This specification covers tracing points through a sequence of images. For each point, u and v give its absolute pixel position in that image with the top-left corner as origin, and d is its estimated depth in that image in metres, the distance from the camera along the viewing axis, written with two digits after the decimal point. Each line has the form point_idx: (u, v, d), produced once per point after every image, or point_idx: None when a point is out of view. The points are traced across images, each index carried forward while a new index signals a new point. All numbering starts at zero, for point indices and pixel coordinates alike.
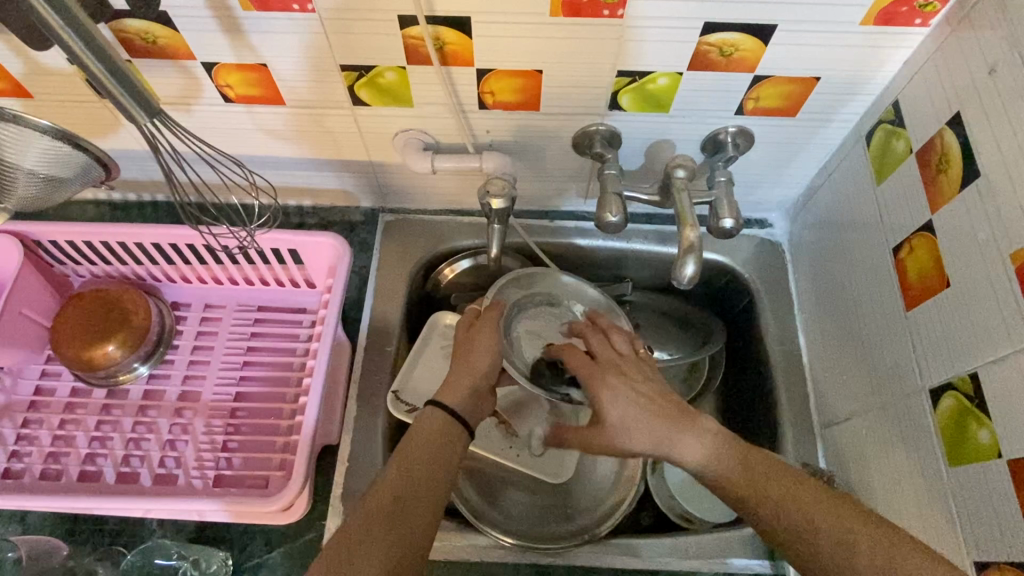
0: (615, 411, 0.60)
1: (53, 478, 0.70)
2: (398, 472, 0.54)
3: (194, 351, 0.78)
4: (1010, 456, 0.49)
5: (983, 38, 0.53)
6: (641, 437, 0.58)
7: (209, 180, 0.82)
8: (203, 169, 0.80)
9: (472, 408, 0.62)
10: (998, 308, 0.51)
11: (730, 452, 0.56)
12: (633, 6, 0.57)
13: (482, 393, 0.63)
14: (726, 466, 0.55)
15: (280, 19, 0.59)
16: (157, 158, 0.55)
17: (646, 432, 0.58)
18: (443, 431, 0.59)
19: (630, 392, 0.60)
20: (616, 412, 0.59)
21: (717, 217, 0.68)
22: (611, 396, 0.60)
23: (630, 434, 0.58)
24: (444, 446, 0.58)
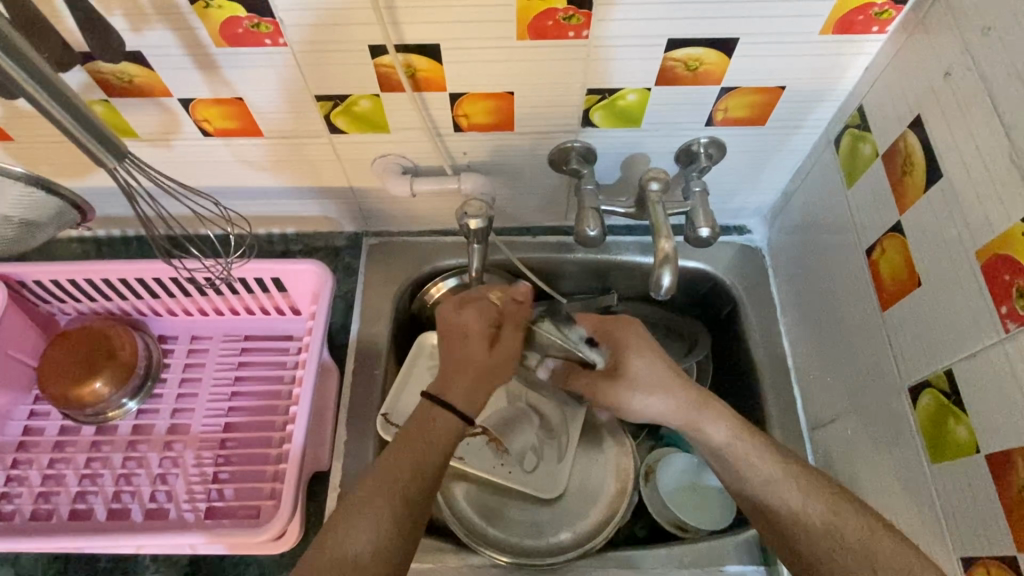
0: (639, 367, 0.68)
1: (44, 519, 0.69)
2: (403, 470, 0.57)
3: (182, 383, 0.78)
4: (988, 451, 0.50)
5: (937, 43, 0.55)
6: (667, 395, 0.67)
7: (180, 215, 0.83)
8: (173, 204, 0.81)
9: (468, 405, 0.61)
10: (967, 305, 0.52)
11: (755, 448, 0.63)
12: (597, 27, 0.58)
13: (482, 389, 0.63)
14: (748, 461, 0.63)
15: (253, 54, 0.60)
16: (134, 207, 0.56)
17: (676, 390, 0.67)
18: (452, 433, 0.60)
19: (651, 354, 0.68)
20: (640, 364, 0.68)
21: (694, 226, 0.69)
22: (635, 355, 0.68)
23: (646, 386, 0.67)
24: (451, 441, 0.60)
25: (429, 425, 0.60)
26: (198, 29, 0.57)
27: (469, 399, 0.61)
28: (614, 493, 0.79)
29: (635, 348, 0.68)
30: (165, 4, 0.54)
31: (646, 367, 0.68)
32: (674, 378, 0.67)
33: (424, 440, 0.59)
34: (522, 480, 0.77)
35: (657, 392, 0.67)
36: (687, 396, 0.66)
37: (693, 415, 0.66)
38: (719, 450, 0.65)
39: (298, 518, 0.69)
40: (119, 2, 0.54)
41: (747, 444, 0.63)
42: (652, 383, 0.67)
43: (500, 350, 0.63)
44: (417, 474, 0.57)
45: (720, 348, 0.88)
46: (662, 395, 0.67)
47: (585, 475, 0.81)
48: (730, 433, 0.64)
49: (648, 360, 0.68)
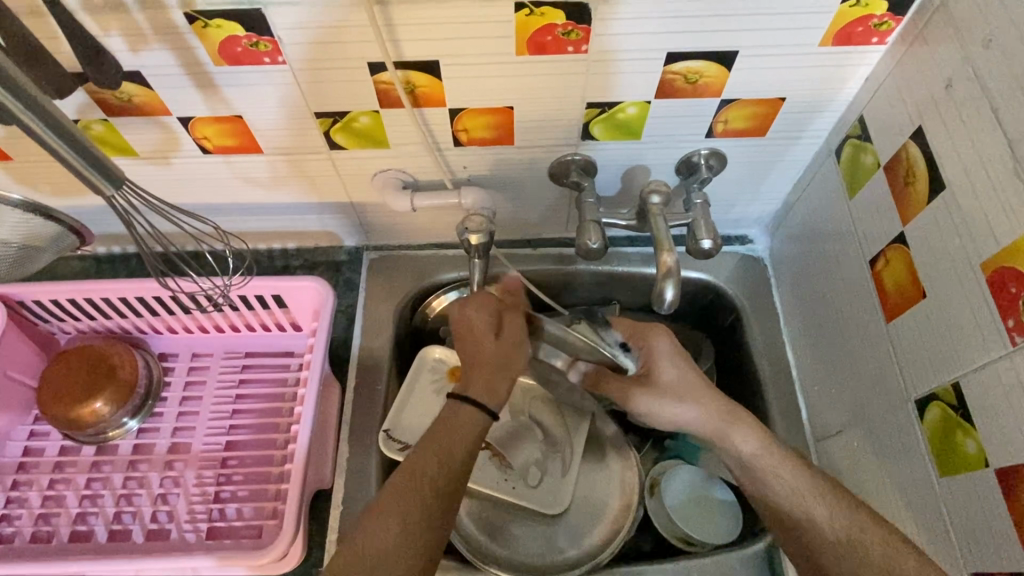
0: (668, 373, 0.68)
1: (44, 541, 0.69)
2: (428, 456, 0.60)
3: (183, 402, 0.78)
4: (997, 465, 0.49)
5: (938, 55, 0.54)
6: (697, 404, 0.66)
7: (167, 232, 0.82)
8: (162, 221, 0.80)
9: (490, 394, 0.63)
10: (973, 317, 0.51)
11: (782, 463, 0.62)
12: (596, 41, 0.58)
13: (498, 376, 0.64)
14: (775, 471, 0.62)
15: (252, 72, 0.60)
16: (130, 230, 0.56)
17: (707, 399, 0.66)
18: (480, 424, 0.62)
19: (680, 360, 0.68)
20: (671, 372, 0.68)
21: (696, 238, 0.69)
22: (663, 360, 0.68)
23: (675, 393, 0.67)
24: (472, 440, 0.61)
25: (458, 427, 0.61)
26: (197, 48, 0.57)
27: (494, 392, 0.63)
28: (619, 508, 0.78)
29: (664, 353, 0.69)
30: (163, 24, 0.54)
31: (676, 371, 0.68)
32: (702, 386, 0.67)
33: (451, 446, 0.60)
34: (526, 496, 0.77)
35: (686, 400, 0.67)
36: (717, 406, 0.66)
37: (721, 425, 0.65)
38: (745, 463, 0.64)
39: (300, 538, 0.68)
40: (118, 23, 0.54)
41: (776, 458, 0.63)
42: (684, 393, 0.67)
43: (506, 340, 0.65)
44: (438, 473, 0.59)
45: (723, 359, 0.87)
46: (693, 404, 0.66)
47: (590, 489, 0.80)
48: (757, 446, 0.63)
49: (679, 368, 0.68)
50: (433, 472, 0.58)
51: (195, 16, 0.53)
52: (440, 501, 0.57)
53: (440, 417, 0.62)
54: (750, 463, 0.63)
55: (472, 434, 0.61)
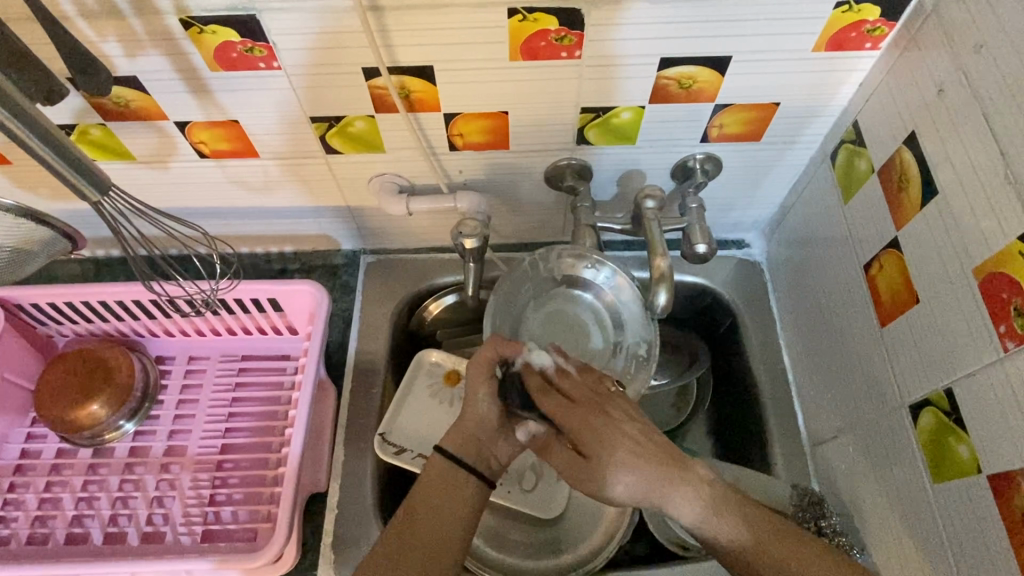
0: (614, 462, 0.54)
1: (40, 543, 0.69)
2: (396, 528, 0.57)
3: (179, 405, 0.78)
4: (989, 471, 0.49)
5: (930, 60, 0.55)
6: (638, 479, 0.54)
7: (151, 235, 0.83)
8: (147, 225, 0.81)
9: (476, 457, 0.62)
10: (966, 324, 0.51)
11: (733, 512, 0.53)
12: (590, 46, 0.58)
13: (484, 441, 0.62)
14: (721, 528, 0.53)
15: (248, 77, 0.60)
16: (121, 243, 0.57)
17: (642, 452, 0.54)
18: (448, 479, 0.60)
19: (634, 452, 0.54)
20: (620, 464, 0.54)
21: (690, 242, 0.69)
22: (613, 449, 0.54)
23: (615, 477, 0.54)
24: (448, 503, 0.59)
25: (428, 487, 0.60)
26: (192, 54, 0.57)
27: (466, 446, 0.62)
28: (614, 513, 0.78)
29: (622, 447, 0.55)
30: (158, 29, 0.55)
31: (619, 432, 0.55)
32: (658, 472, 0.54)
33: (416, 515, 0.58)
34: (520, 500, 0.77)
35: (616, 452, 0.54)
36: (656, 462, 0.54)
37: (660, 488, 0.54)
38: (694, 524, 0.54)
39: (294, 540, 0.68)
40: (114, 29, 0.55)
41: (725, 504, 0.53)
42: (620, 473, 0.54)
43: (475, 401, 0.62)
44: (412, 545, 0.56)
45: (720, 363, 0.87)
46: (631, 464, 0.54)
47: (585, 494, 0.80)
48: (701, 505, 0.54)
49: (627, 456, 0.54)
50: (400, 540, 0.57)
51: (190, 22, 0.54)
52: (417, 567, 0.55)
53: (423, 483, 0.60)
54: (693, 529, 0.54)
55: (440, 496, 0.60)
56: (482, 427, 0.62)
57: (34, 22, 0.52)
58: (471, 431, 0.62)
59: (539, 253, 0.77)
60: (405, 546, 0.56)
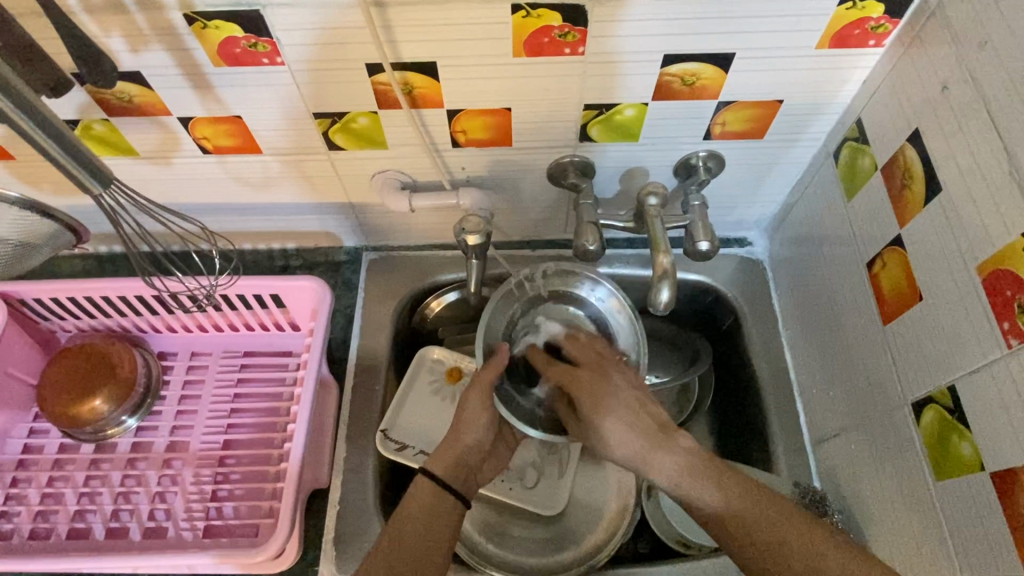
0: (606, 422, 0.61)
1: (42, 538, 0.69)
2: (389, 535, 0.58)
3: (182, 400, 0.78)
4: (992, 468, 0.49)
5: (934, 57, 0.54)
6: (626, 440, 0.61)
7: (154, 232, 0.83)
8: (149, 221, 0.81)
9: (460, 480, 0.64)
10: (969, 321, 0.51)
11: (708, 472, 0.59)
12: (593, 43, 0.58)
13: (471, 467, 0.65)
14: (699, 489, 0.59)
15: (251, 73, 0.60)
16: (115, 228, 0.56)
17: (634, 415, 0.61)
18: (434, 502, 0.61)
19: (625, 414, 0.61)
20: (610, 423, 0.61)
21: (693, 240, 0.69)
22: (606, 410, 0.61)
23: (607, 439, 0.61)
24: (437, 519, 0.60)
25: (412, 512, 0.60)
26: (196, 49, 0.57)
27: (454, 471, 0.63)
28: (616, 510, 0.78)
29: (613, 410, 0.61)
30: (163, 25, 0.55)
31: (613, 397, 0.62)
32: (644, 434, 0.60)
33: (404, 535, 0.58)
34: (522, 497, 0.77)
35: (613, 409, 0.61)
36: (647, 424, 0.61)
37: (647, 446, 0.60)
38: (674, 481, 0.59)
39: (297, 535, 0.68)
40: (118, 24, 0.55)
41: (710, 470, 0.59)
42: (610, 435, 0.61)
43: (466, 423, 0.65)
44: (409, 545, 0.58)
45: (722, 361, 0.87)
46: (621, 424, 0.61)
47: (587, 491, 0.80)
48: (682, 461, 0.59)
49: (617, 418, 0.61)
50: (391, 562, 0.56)
51: (194, 17, 0.54)
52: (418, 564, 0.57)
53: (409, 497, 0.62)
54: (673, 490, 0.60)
55: (427, 517, 0.60)
56: (471, 454, 0.65)
57: (46, 17, 0.52)
58: (459, 457, 0.64)
59: (528, 271, 0.72)
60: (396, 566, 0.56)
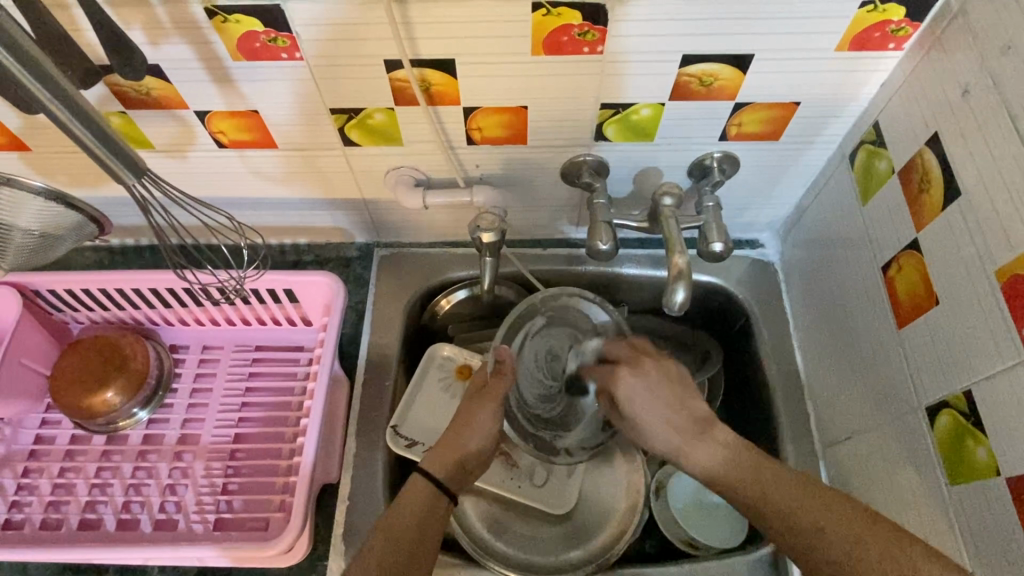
0: (645, 409, 0.63)
1: (53, 528, 0.69)
2: (384, 532, 0.58)
3: (193, 393, 0.78)
4: (1008, 473, 0.49)
5: (955, 61, 0.54)
6: (666, 426, 0.62)
7: (189, 225, 0.83)
8: (185, 215, 0.81)
9: (457, 480, 0.64)
10: (987, 327, 0.51)
11: (744, 463, 0.59)
12: (612, 42, 0.58)
13: (470, 469, 0.65)
14: (741, 479, 0.58)
15: (268, 67, 0.60)
16: (146, 216, 0.55)
17: (673, 410, 0.62)
18: (432, 502, 0.61)
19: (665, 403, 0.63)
20: (648, 414, 0.63)
21: (707, 241, 0.69)
22: (645, 402, 0.63)
23: (650, 430, 0.63)
24: (432, 514, 0.60)
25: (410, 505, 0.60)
26: (215, 42, 0.57)
27: (452, 471, 0.63)
28: (625, 509, 0.78)
29: (650, 400, 0.63)
30: (183, 18, 0.55)
31: (658, 389, 0.63)
32: (686, 424, 0.62)
33: (400, 530, 0.58)
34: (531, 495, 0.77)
35: (654, 400, 0.63)
36: (685, 418, 0.62)
37: (685, 439, 0.61)
38: (712, 475, 0.60)
39: (307, 530, 0.68)
40: (138, 16, 0.55)
41: (748, 465, 0.59)
42: (645, 423, 0.63)
43: (471, 420, 0.66)
44: (404, 539, 0.57)
45: (731, 363, 0.87)
46: (660, 411, 0.63)
47: (596, 490, 0.80)
48: (721, 457, 0.60)
49: (655, 408, 0.63)
50: (385, 558, 0.56)
51: (214, 11, 0.54)
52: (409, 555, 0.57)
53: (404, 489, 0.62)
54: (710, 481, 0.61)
55: (423, 512, 0.60)
56: (472, 457, 0.65)
57: (77, 8, 0.52)
58: (459, 460, 0.64)
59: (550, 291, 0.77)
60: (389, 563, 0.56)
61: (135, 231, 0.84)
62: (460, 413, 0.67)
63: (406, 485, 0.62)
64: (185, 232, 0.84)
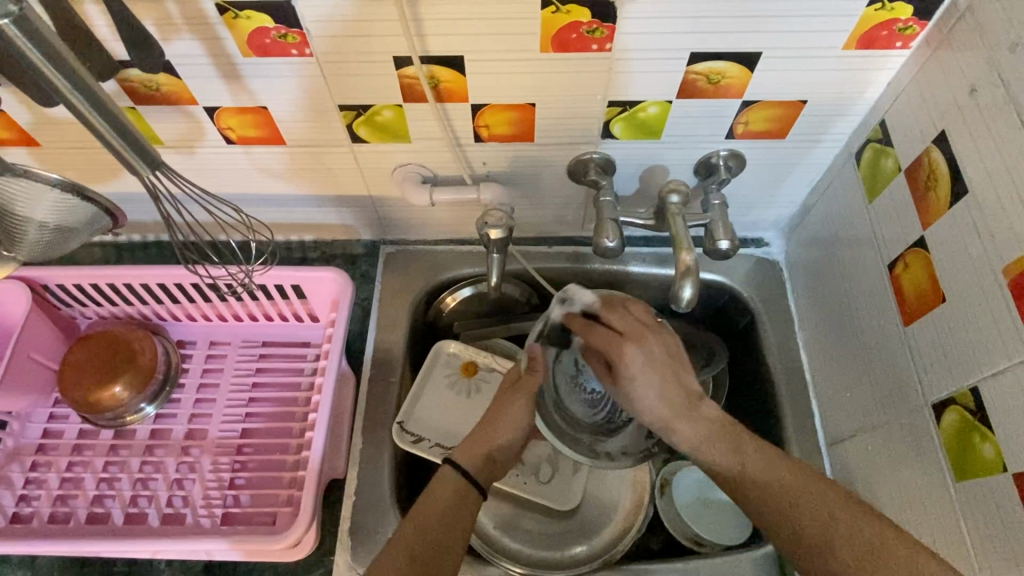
0: (638, 383, 0.60)
1: (62, 522, 0.70)
2: (410, 522, 0.59)
3: (200, 389, 0.79)
4: (1014, 469, 0.49)
5: (963, 60, 0.54)
6: (659, 399, 0.60)
7: (206, 222, 0.84)
8: (200, 211, 0.82)
9: (485, 475, 0.64)
10: (994, 324, 0.51)
11: (728, 439, 0.59)
12: (620, 39, 0.58)
13: (498, 463, 0.66)
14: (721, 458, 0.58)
15: (278, 64, 0.61)
16: (158, 206, 0.55)
17: (669, 385, 0.60)
18: (459, 494, 0.62)
19: (663, 379, 0.60)
20: (641, 389, 0.60)
21: (713, 238, 0.69)
22: (641, 374, 0.60)
23: (640, 400, 0.60)
24: (460, 509, 0.61)
25: (438, 496, 0.61)
26: (225, 38, 0.58)
27: (480, 464, 0.64)
28: (631, 506, 0.79)
29: (643, 376, 0.60)
30: (194, 14, 0.55)
31: (654, 364, 0.60)
32: (677, 396, 0.60)
33: (428, 520, 0.59)
34: (537, 492, 0.78)
35: (649, 377, 0.60)
36: (676, 393, 0.60)
37: (673, 414, 0.59)
38: (695, 446, 0.59)
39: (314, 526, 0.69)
40: (150, 12, 0.55)
41: (737, 444, 0.58)
42: (635, 392, 0.60)
43: (501, 412, 0.67)
44: (430, 531, 0.58)
45: (736, 361, 0.87)
46: (654, 387, 0.60)
47: (601, 487, 0.80)
48: (705, 430, 0.59)
49: (649, 386, 0.60)
50: (412, 549, 0.57)
51: (225, 7, 0.54)
52: (433, 548, 0.57)
53: (432, 482, 0.63)
54: (692, 455, 0.60)
55: (450, 506, 0.61)
56: (501, 451, 0.66)
57: (91, 4, 0.53)
58: (489, 453, 0.65)
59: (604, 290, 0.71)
60: (415, 552, 0.56)
61: (144, 227, 0.85)
62: (494, 405, 0.68)
63: (434, 480, 0.63)
64: (201, 229, 0.84)
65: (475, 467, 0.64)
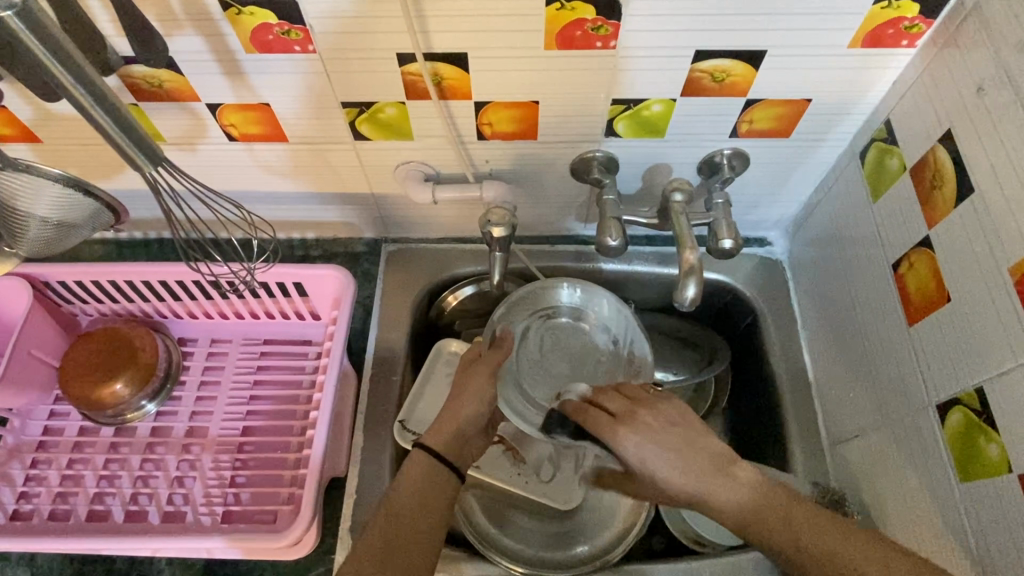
0: (645, 460, 0.55)
1: (62, 519, 0.70)
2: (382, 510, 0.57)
3: (201, 386, 0.78)
4: (1020, 471, 0.49)
5: (969, 59, 0.54)
6: (681, 472, 0.55)
7: (207, 219, 0.84)
8: (202, 208, 0.81)
9: (457, 451, 0.63)
10: (1000, 324, 0.51)
11: (771, 504, 0.53)
12: (625, 37, 0.58)
13: (469, 437, 0.64)
14: (762, 518, 0.53)
15: (281, 60, 0.60)
16: (159, 200, 0.54)
17: (689, 455, 0.55)
18: (432, 477, 0.60)
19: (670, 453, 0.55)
20: (648, 462, 0.55)
21: (717, 238, 0.69)
22: (643, 449, 0.55)
23: (658, 478, 0.55)
24: (433, 491, 0.59)
25: (411, 481, 0.59)
26: (228, 34, 0.57)
27: (449, 441, 0.62)
28: (632, 506, 0.78)
29: (648, 449, 0.55)
30: (198, 10, 0.55)
31: (657, 432, 0.56)
32: (699, 459, 0.55)
33: (400, 505, 0.57)
34: (538, 490, 0.77)
35: (661, 456, 0.55)
36: (702, 459, 0.55)
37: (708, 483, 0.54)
38: (739, 516, 0.54)
39: (315, 524, 0.68)
40: (153, 7, 0.55)
41: (772, 499, 0.54)
42: (653, 469, 0.55)
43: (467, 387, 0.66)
44: (400, 520, 0.56)
45: (739, 361, 0.87)
46: (668, 461, 0.55)
47: (603, 487, 0.80)
48: (748, 495, 0.54)
49: (657, 458, 0.55)
50: (386, 534, 0.55)
51: (229, 3, 0.54)
52: (406, 537, 0.56)
53: (404, 467, 0.61)
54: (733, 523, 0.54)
55: (424, 488, 0.59)
56: (470, 424, 0.64)
57: None
58: (458, 428, 0.63)
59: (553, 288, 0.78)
60: (385, 537, 0.55)
61: (146, 224, 0.85)
62: (456, 384, 0.67)
63: (406, 464, 0.61)
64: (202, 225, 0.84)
65: (444, 444, 0.62)
